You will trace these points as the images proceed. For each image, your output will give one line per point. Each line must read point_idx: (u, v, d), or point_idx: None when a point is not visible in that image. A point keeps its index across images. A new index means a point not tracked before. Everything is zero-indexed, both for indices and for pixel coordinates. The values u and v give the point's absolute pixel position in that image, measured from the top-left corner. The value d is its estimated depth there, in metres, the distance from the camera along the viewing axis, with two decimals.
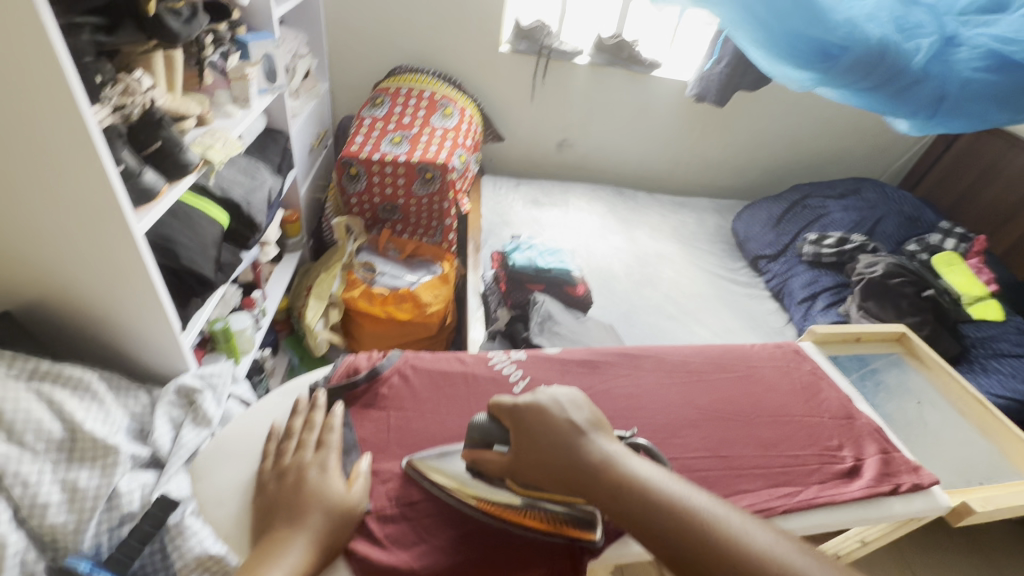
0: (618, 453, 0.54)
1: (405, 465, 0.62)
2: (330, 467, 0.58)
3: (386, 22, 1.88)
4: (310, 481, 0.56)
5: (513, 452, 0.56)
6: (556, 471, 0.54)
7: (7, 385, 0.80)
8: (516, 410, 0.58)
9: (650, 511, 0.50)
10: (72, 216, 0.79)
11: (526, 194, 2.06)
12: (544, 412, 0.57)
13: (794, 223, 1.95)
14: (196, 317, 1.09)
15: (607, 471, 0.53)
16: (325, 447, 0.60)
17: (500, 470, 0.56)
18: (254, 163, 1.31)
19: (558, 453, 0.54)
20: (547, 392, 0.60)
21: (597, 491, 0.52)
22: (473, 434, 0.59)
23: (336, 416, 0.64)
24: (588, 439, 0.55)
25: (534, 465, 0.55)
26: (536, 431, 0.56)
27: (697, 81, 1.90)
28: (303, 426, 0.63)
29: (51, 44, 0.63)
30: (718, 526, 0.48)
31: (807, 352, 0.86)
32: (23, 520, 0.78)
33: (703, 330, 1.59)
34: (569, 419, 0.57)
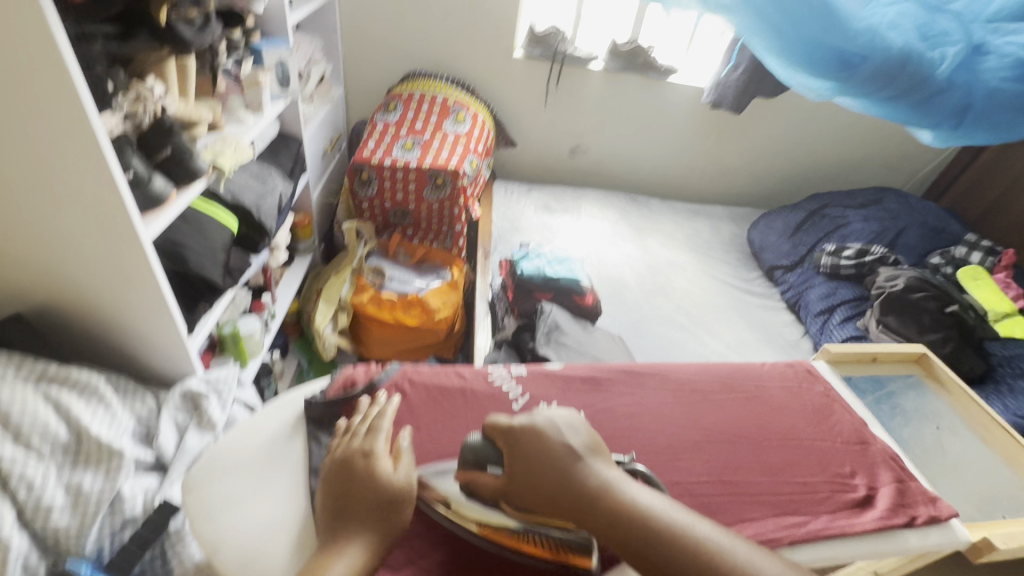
0: (615, 478, 0.55)
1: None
2: (377, 451, 0.57)
3: (401, 27, 1.88)
4: (358, 466, 0.55)
5: (509, 476, 0.56)
6: (553, 497, 0.54)
7: (15, 388, 0.81)
8: (512, 432, 0.58)
9: (650, 539, 0.50)
10: (81, 221, 0.80)
11: (537, 200, 2.04)
12: (541, 436, 0.57)
13: (812, 233, 1.90)
14: (205, 320, 1.10)
15: (605, 498, 0.53)
16: (376, 432, 0.59)
17: (495, 493, 0.57)
18: (265, 168, 1.32)
19: (556, 479, 0.54)
20: (543, 414, 0.59)
21: (597, 518, 0.52)
22: (467, 454, 0.60)
23: (390, 405, 0.64)
24: (586, 465, 0.55)
25: (533, 491, 0.55)
26: (534, 455, 0.56)
27: (713, 87, 1.87)
28: (360, 418, 0.62)
29: (60, 53, 0.64)
30: (719, 554, 0.50)
31: (820, 372, 0.83)
32: (27, 522, 0.79)
33: (715, 342, 1.56)
34: (566, 444, 0.56)
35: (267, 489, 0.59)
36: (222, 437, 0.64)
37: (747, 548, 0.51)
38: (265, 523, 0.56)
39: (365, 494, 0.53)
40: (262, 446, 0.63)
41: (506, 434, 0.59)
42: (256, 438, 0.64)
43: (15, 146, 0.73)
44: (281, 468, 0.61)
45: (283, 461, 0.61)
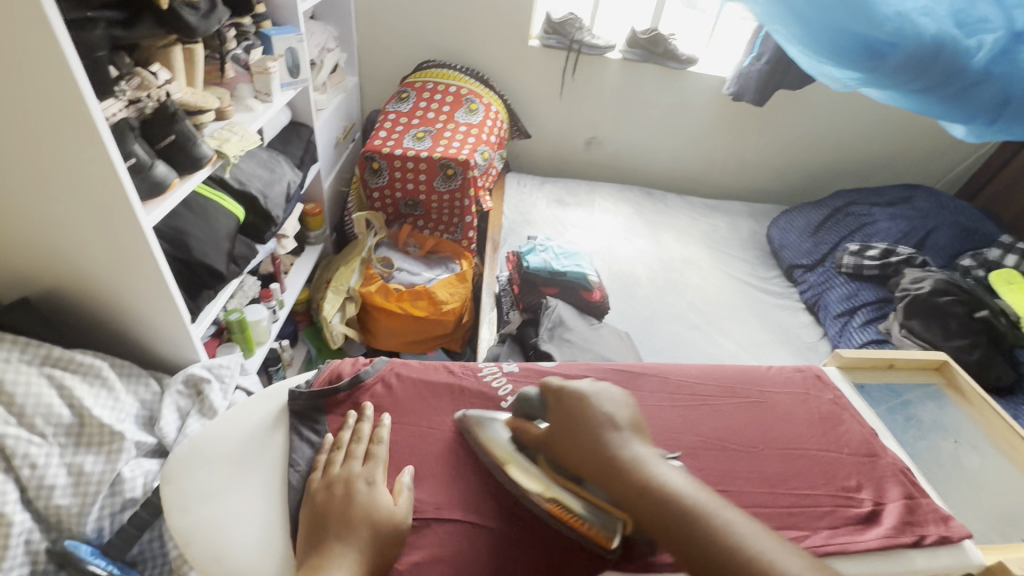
0: (647, 456, 0.54)
1: (457, 417, 0.66)
2: (378, 481, 0.58)
3: (416, 15, 1.86)
4: (360, 493, 0.56)
5: (550, 430, 0.59)
6: (585, 456, 0.56)
7: (20, 369, 0.83)
8: (561, 394, 0.62)
9: (668, 515, 0.49)
10: (81, 206, 0.81)
11: (550, 192, 2.01)
12: (584, 400, 0.59)
13: (835, 232, 1.83)
14: (209, 308, 1.11)
15: (632, 468, 0.53)
16: (373, 460, 0.60)
17: (536, 441, 0.61)
18: (274, 156, 1.32)
19: (590, 441, 0.56)
20: (596, 385, 0.62)
21: (620, 483, 0.52)
22: (519, 406, 0.65)
23: (384, 428, 0.64)
24: (621, 435, 0.56)
25: (567, 449, 0.57)
26: (574, 415, 0.58)
27: (734, 78, 1.81)
28: (352, 436, 0.62)
29: (55, 35, 0.64)
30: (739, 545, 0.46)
31: (830, 378, 0.79)
32: (29, 500, 0.81)
33: (727, 342, 1.51)
34: (607, 413, 0.58)
35: (248, 484, 0.59)
36: (206, 426, 0.65)
37: (775, 548, 0.46)
38: (244, 535, 0.56)
39: (363, 518, 0.54)
40: (245, 439, 0.63)
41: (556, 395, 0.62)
42: (240, 428, 0.64)
43: (16, 131, 0.73)
44: (263, 462, 0.61)
45: (266, 454, 0.62)
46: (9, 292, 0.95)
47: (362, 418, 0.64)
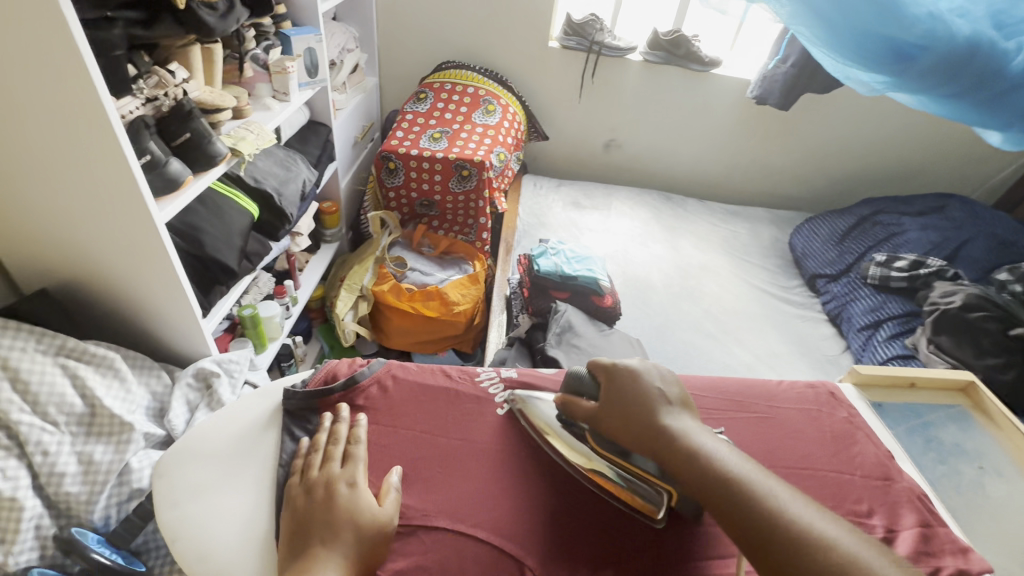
0: (694, 430, 0.57)
1: (505, 410, 0.69)
2: (359, 482, 0.57)
3: (436, 17, 1.87)
4: (341, 496, 0.56)
5: (601, 403, 0.62)
6: (639, 428, 0.58)
7: (36, 358, 0.85)
8: (612, 370, 0.64)
9: (716, 481, 0.51)
10: (95, 200, 0.83)
11: (567, 195, 1.99)
12: (637, 375, 0.62)
13: (861, 241, 1.76)
14: (221, 304, 1.13)
15: (683, 439, 0.55)
16: (353, 461, 0.60)
17: (585, 417, 0.62)
18: (291, 155, 1.34)
19: (644, 413, 0.59)
20: (647, 363, 0.65)
21: (671, 453, 0.55)
22: (568, 382, 0.66)
23: (360, 428, 0.63)
24: (671, 411, 0.59)
25: (614, 422, 0.60)
26: (626, 390, 0.61)
27: (758, 81, 1.76)
28: (328, 439, 0.62)
29: (70, 30, 0.66)
30: (780, 510, 0.48)
31: (844, 396, 0.76)
32: (41, 486, 0.83)
33: (743, 352, 1.47)
34: (658, 390, 0.61)
35: (236, 482, 0.60)
36: (197, 423, 0.66)
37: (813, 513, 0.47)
38: (228, 534, 0.56)
39: (345, 522, 0.54)
40: (236, 436, 0.64)
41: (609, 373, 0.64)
42: (232, 425, 0.65)
43: (36, 127, 0.76)
44: (250, 460, 0.62)
45: (255, 452, 0.62)
46: (31, 283, 0.98)
47: (338, 419, 0.64)
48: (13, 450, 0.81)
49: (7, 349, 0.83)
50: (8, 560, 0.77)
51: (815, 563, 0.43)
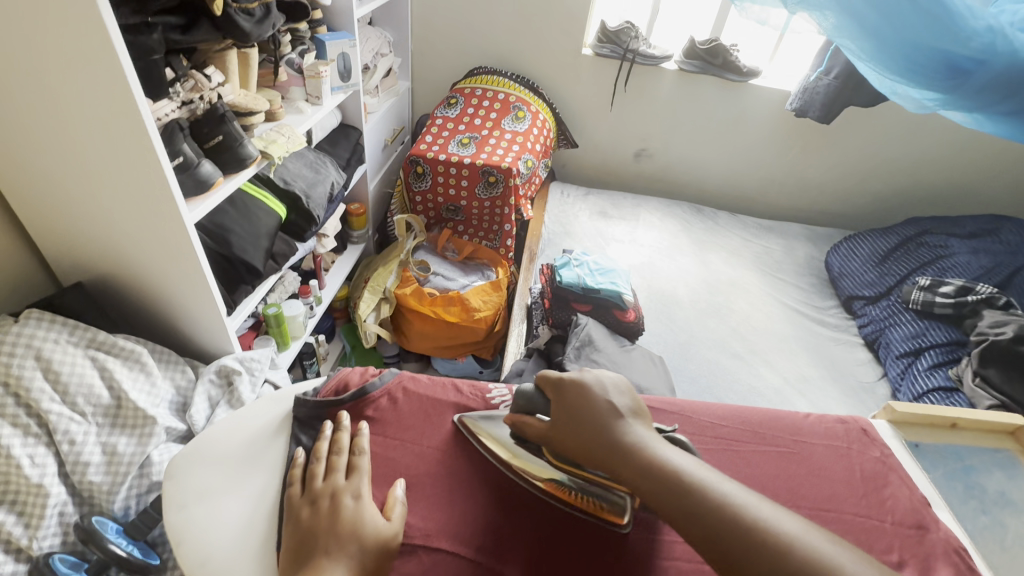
0: (651, 439, 0.56)
1: (457, 420, 0.67)
2: (364, 495, 0.57)
3: (470, 23, 1.88)
4: (346, 509, 0.55)
5: (553, 423, 0.60)
6: (592, 446, 0.57)
7: (67, 350, 0.89)
8: (560, 384, 0.63)
9: (673, 491, 0.51)
10: (129, 198, 0.86)
11: (594, 204, 1.96)
12: (585, 390, 0.61)
13: (903, 263, 1.67)
14: (246, 303, 1.15)
15: (639, 452, 0.55)
16: (357, 473, 0.59)
17: (538, 437, 0.61)
18: (321, 158, 1.35)
19: (596, 430, 0.58)
20: (595, 373, 0.63)
21: (625, 468, 0.55)
22: (519, 401, 0.64)
23: (364, 437, 0.63)
24: (625, 423, 0.58)
25: (569, 438, 0.59)
26: (575, 407, 0.60)
27: (799, 93, 1.69)
28: (330, 449, 0.61)
29: (107, 32, 0.68)
30: (743, 513, 0.48)
31: (878, 434, 0.72)
32: (67, 474, 0.86)
33: (772, 375, 1.41)
34: (609, 400, 0.60)
35: (241, 489, 0.61)
36: (211, 425, 0.67)
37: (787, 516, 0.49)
38: (229, 542, 0.56)
39: (351, 536, 0.53)
40: (246, 442, 0.65)
41: (554, 386, 0.63)
42: (243, 430, 0.66)
43: (76, 127, 0.79)
44: (256, 467, 0.62)
45: (262, 459, 0.63)
46: (67, 276, 1.02)
47: (339, 428, 0.64)
48: (42, 438, 0.85)
49: (40, 340, 0.87)
50: (31, 544, 0.79)
51: (773, 564, 0.45)
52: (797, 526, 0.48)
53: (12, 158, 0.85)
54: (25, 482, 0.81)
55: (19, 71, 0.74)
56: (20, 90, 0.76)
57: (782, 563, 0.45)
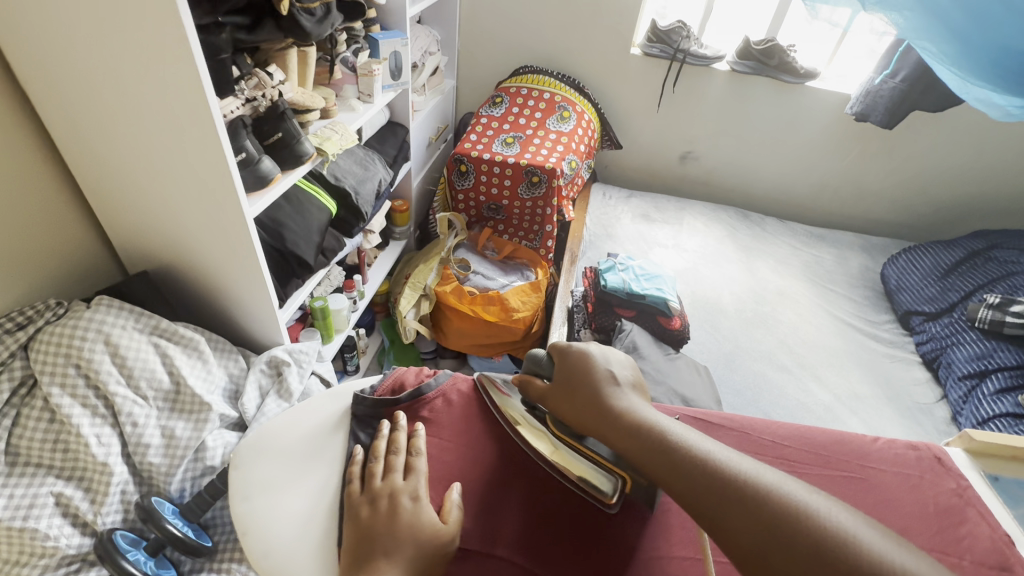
0: (642, 406, 0.58)
1: (475, 377, 0.73)
2: (423, 496, 0.57)
3: (519, 22, 1.87)
4: (404, 510, 0.55)
5: (552, 386, 0.64)
6: (581, 411, 0.60)
7: (133, 335, 0.93)
8: (566, 352, 0.66)
9: (659, 450, 0.52)
10: (194, 193, 0.89)
11: (636, 207, 1.93)
12: (587, 359, 0.63)
13: (969, 278, 1.58)
14: (297, 294, 1.18)
15: (626, 416, 0.56)
16: (415, 473, 0.59)
17: (538, 396, 0.65)
18: (370, 155, 1.38)
19: (589, 395, 0.60)
20: (601, 347, 0.66)
21: (609, 430, 0.56)
22: (528, 363, 0.69)
23: (421, 439, 0.64)
24: (619, 391, 0.60)
25: (565, 402, 0.61)
26: (578, 373, 0.62)
27: (860, 96, 1.62)
28: (388, 448, 0.62)
29: (183, 30, 0.70)
30: (723, 467, 0.48)
31: (953, 463, 0.68)
32: (129, 454, 0.90)
33: (822, 390, 1.35)
34: (608, 371, 0.62)
35: (301, 484, 0.62)
36: (271, 419, 0.69)
37: (790, 480, 0.46)
38: (289, 535, 0.58)
39: (407, 538, 0.53)
40: (306, 437, 0.66)
41: (561, 355, 0.66)
42: (303, 426, 0.68)
43: (151, 125, 0.82)
44: (315, 464, 0.64)
45: (321, 456, 0.64)
46: (134, 264, 1.07)
47: (396, 428, 0.64)
48: (108, 418, 0.89)
49: (109, 325, 0.91)
50: (96, 519, 0.83)
51: (754, 520, 0.43)
52: (775, 476, 0.47)
53: (90, 154, 0.89)
54: (92, 460, 0.85)
55: (100, 69, 0.78)
56: (101, 88, 0.80)
57: (763, 511, 0.43)
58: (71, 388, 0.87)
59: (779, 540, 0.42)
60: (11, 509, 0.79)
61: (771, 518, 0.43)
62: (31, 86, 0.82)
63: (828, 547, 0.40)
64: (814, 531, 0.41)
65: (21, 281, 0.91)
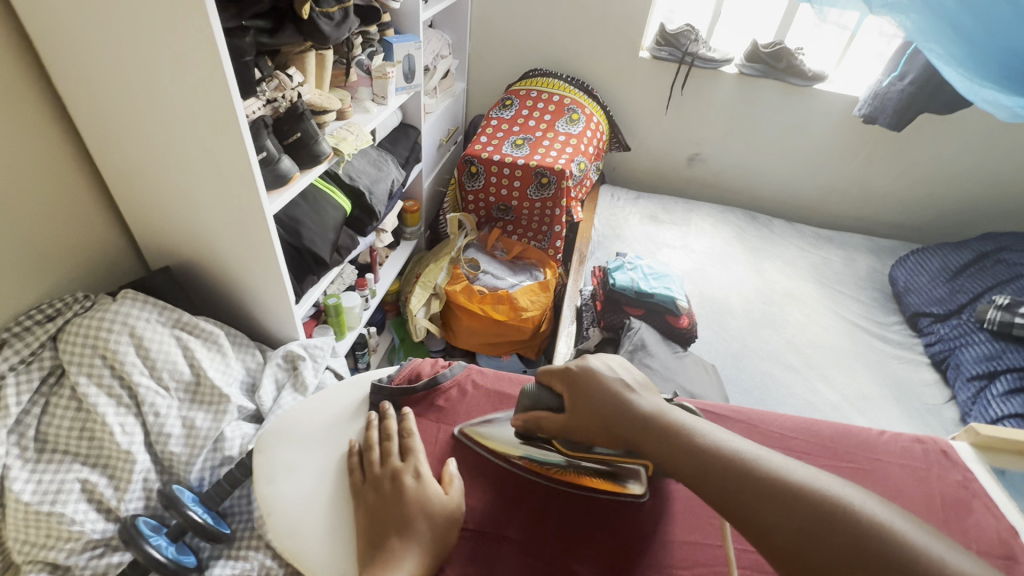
0: (666, 405, 0.57)
1: (456, 433, 0.68)
2: (424, 475, 0.59)
3: (529, 26, 1.90)
4: (408, 488, 0.58)
5: (569, 413, 0.60)
6: (613, 427, 0.57)
7: (156, 327, 0.96)
8: (567, 373, 0.63)
9: (692, 455, 0.52)
10: (217, 191, 0.92)
11: (644, 208, 1.94)
12: (595, 374, 0.61)
13: (977, 280, 1.58)
14: (312, 291, 1.21)
15: (657, 420, 0.56)
16: (412, 454, 0.62)
17: (554, 428, 0.61)
18: (383, 156, 1.41)
19: (613, 408, 0.58)
20: (598, 357, 0.64)
21: (646, 439, 0.55)
22: (525, 402, 0.65)
23: (410, 419, 0.65)
24: (636, 396, 0.59)
25: (583, 420, 0.59)
26: (589, 390, 0.60)
27: (869, 99, 1.63)
28: (382, 436, 0.64)
29: (211, 33, 0.74)
30: (756, 466, 0.49)
31: (960, 457, 0.69)
32: (151, 443, 0.92)
33: (829, 390, 1.36)
34: (620, 379, 0.61)
35: (323, 468, 0.65)
36: (296, 402, 0.71)
37: (821, 475, 0.48)
38: (311, 517, 0.60)
39: (416, 514, 0.55)
40: (327, 422, 0.69)
41: (563, 376, 0.63)
42: (325, 413, 0.70)
43: (177, 124, 0.85)
44: (337, 450, 0.66)
45: (343, 442, 0.67)
46: (156, 260, 1.10)
47: (385, 416, 0.66)
48: (132, 408, 0.92)
49: (134, 318, 0.94)
50: (119, 506, 0.86)
51: (781, 508, 0.46)
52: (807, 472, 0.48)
53: (117, 153, 0.92)
54: (116, 448, 0.87)
55: (131, 73, 0.81)
56: (131, 90, 0.83)
57: (801, 510, 0.45)
58: (97, 378, 0.90)
59: (805, 529, 0.44)
60: (39, 494, 0.82)
61: (810, 515, 0.45)
62: (64, 88, 0.85)
63: (871, 542, 0.42)
64: (852, 528, 0.43)
65: (49, 275, 0.94)
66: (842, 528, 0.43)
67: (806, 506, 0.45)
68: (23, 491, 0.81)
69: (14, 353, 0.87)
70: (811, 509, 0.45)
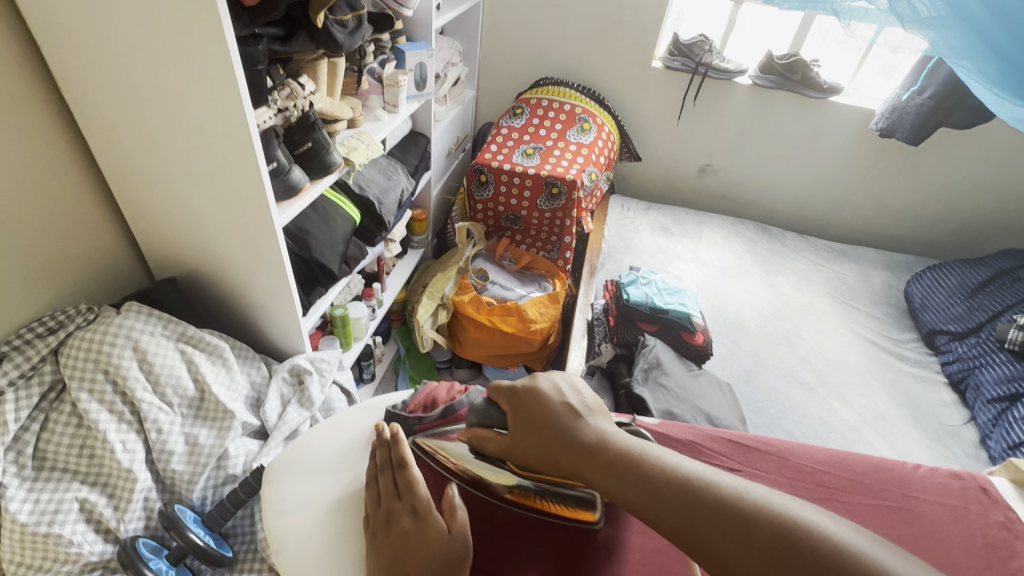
0: (609, 430, 0.58)
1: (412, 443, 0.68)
2: (423, 512, 0.56)
3: (541, 35, 1.88)
4: (408, 528, 0.54)
5: (511, 435, 0.60)
6: (553, 455, 0.57)
7: (160, 341, 0.93)
8: (514, 392, 0.63)
9: (656, 490, 0.51)
10: (223, 201, 0.90)
11: (654, 219, 1.92)
12: (540, 397, 0.61)
13: (996, 297, 1.54)
14: (320, 303, 1.18)
15: (602, 450, 0.55)
16: (412, 490, 0.57)
17: (500, 450, 0.60)
18: (393, 164, 1.39)
19: (556, 434, 0.58)
20: (549, 377, 0.64)
21: (591, 467, 0.55)
22: (473, 417, 0.64)
23: (406, 446, 0.61)
24: (583, 423, 0.59)
25: (527, 451, 0.58)
26: (531, 412, 0.60)
27: (886, 112, 1.61)
28: (383, 465, 0.61)
29: (225, 42, 0.71)
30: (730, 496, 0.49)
31: (1000, 493, 0.65)
32: (153, 460, 0.89)
33: (846, 410, 1.33)
34: (566, 403, 0.60)
35: (332, 498, 0.63)
36: (304, 432, 0.70)
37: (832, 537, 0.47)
38: (314, 547, 0.59)
39: (420, 557, 0.52)
40: (339, 451, 0.67)
41: (507, 395, 0.63)
42: (336, 439, 0.69)
43: (184, 134, 0.83)
44: (347, 479, 0.65)
45: (354, 469, 0.65)
46: (162, 271, 1.08)
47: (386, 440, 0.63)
48: (134, 425, 0.89)
49: (137, 331, 0.92)
50: (119, 526, 0.83)
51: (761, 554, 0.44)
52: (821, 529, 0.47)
53: (124, 162, 0.90)
54: (117, 467, 0.84)
55: (138, 81, 0.79)
56: (138, 99, 0.81)
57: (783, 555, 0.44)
58: (99, 394, 0.87)
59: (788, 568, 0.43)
60: (37, 514, 0.79)
61: (796, 556, 0.44)
62: (71, 95, 0.83)
63: None
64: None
65: (53, 287, 0.92)
66: (799, 552, 0.44)
67: (798, 550, 0.44)
68: (20, 511, 0.78)
69: (14, 367, 0.84)
70: (770, 534, 0.45)
